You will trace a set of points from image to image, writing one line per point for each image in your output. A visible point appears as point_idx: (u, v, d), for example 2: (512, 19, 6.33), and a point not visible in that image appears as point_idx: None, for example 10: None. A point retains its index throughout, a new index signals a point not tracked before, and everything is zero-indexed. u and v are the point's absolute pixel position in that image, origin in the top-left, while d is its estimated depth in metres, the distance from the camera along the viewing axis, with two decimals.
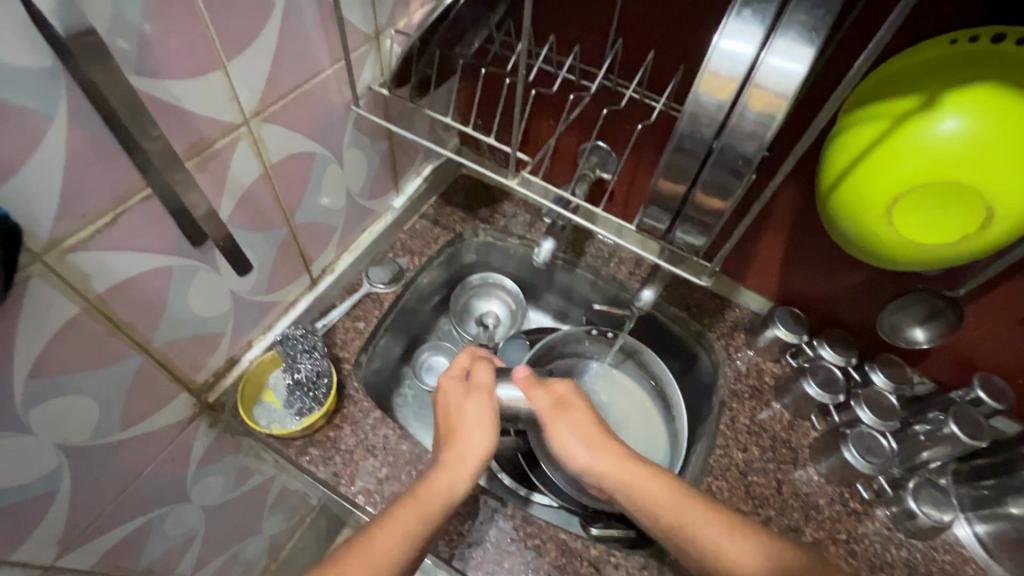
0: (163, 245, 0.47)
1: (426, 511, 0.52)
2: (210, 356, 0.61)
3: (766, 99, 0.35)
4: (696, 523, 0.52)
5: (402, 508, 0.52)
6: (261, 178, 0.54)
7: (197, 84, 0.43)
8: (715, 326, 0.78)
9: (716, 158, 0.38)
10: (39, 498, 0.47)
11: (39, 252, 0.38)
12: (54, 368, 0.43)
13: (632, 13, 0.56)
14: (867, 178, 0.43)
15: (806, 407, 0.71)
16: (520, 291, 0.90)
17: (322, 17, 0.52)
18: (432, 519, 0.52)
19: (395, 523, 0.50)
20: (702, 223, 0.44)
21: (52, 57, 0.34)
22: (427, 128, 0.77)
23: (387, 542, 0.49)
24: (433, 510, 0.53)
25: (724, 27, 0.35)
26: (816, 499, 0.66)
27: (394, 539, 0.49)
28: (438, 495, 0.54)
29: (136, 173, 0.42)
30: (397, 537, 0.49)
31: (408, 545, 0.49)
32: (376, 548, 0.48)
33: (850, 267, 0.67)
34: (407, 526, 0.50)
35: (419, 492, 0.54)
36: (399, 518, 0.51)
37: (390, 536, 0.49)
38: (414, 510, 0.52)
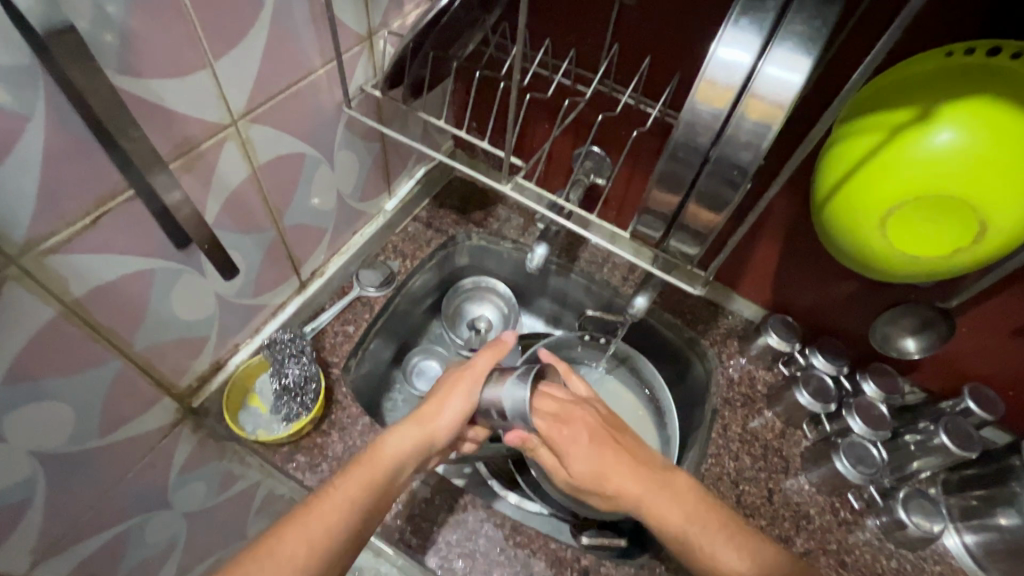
0: (145, 247, 0.45)
1: (373, 478, 0.50)
2: (194, 360, 0.59)
3: (762, 110, 0.34)
4: (715, 541, 0.50)
5: (348, 479, 0.49)
6: (249, 179, 0.53)
7: (182, 83, 0.42)
8: (709, 333, 0.78)
9: (711, 167, 0.38)
10: (13, 507, 0.45)
11: (15, 255, 0.37)
12: (30, 371, 0.41)
13: (628, 19, 0.55)
14: (860, 191, 0.43)
15: (797, 416, 0.71)
16: (511, 294, 0.89)
17: (314, 16, 0.51)
18: (381, 488, 0.50)
19: (340, 496, 0.47)
20: (696, 232, 0.43)
21: (30, 55, 0.32)
22: (420, 130, 0.76)
23: (329, 515, 0.46)
24: (378, 480, 0.50)
25: (722, 35, 0.34)
26: (807, 508, 0.66)
27: (339, 515, 0.46)
28: (390, 460, 0.52)
29: (118, 174, 0.40)
30: (340, 509, 0.47)
31: (351, 519, 0.47)
32: (317, 520, 0.45)
33: (843, 278, 0.67)
34: (352, 495, 0.48)
35: (366, 460, 0.51)
36: (342, 489, 0.48)
37: (334, 506, 0.47)
38: (361, 478, 0.50)
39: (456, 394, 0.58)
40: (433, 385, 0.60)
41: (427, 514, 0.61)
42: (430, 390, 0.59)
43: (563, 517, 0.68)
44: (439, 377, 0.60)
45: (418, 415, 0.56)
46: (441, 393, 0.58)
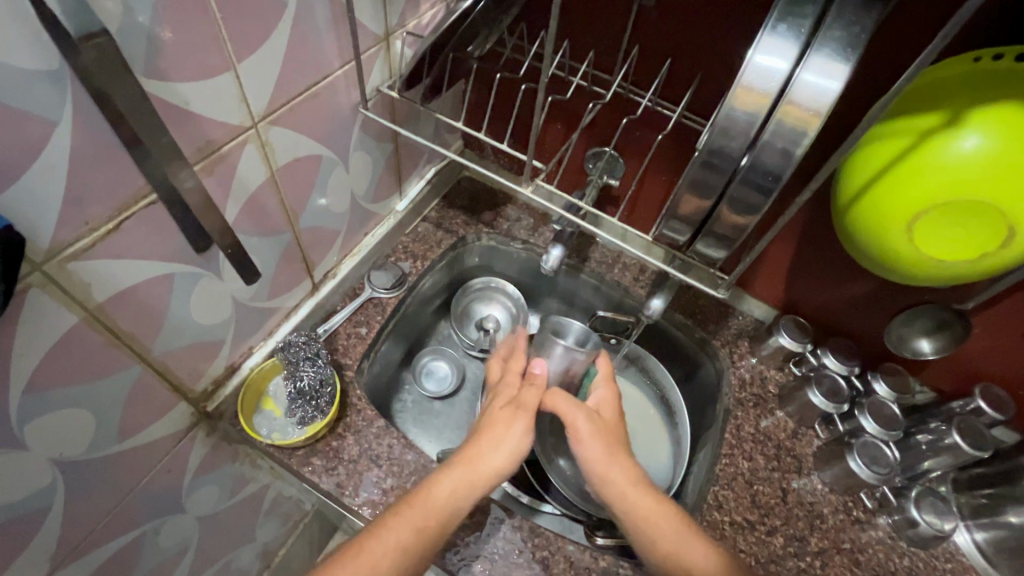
0: (166, 252, 0.45)
1: (421, 526, 0.50)
2: (210, 365, 0.59)
3: (799, 116, 0.34)
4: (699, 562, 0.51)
5: (404, 517, 0.50)
6: (267, 182, 0.52)
7: (207, 85, 0.41)
8: (720, 334, 0.79)
9: (744, 174, 0.38)
10: (32, 514, 0.45)
11: (39, 261, 0.36)
12: (52, 379, 0.41)
13: (648, 20, 0.55)
14: (886, 196, 0.43)
15: (809, 415, 0.71)
16: (521, 295, 0.88)
17: (335, 17, 0.50)
18: (430, 535, 0.50)
19: (391, 535, 0.49)
20: (725, 237, 0.43)
21: (60, 59, 0.32)
22: (432, 130, 0.75)
23: (381, 554, 0.48)
24: (432, 524, 0.50)
25: (759, 41, 0.34)
26: (821, 508, 0.66)
27: (392, 552, 0.48)
28: (447, 503, 0.51)
29: (142, 179, 0.40)
30: (394, 545, 0.48)
31: (404, 553, 0.49)
32: (371, 556, 0.48)
33: (857, 278, 0.67)
34: (406, 534, 0.49)
35: (422, 497, 0.51)
36: (395, 527, 0.49)
37: (388, 546, 0.48)
38: (408, 525, 0.50)
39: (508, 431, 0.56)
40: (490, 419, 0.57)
41: None
42: (490, 430, 0.56)
43: (575, 518, 0.68)
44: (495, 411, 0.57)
45: (478, 457, 0.54)
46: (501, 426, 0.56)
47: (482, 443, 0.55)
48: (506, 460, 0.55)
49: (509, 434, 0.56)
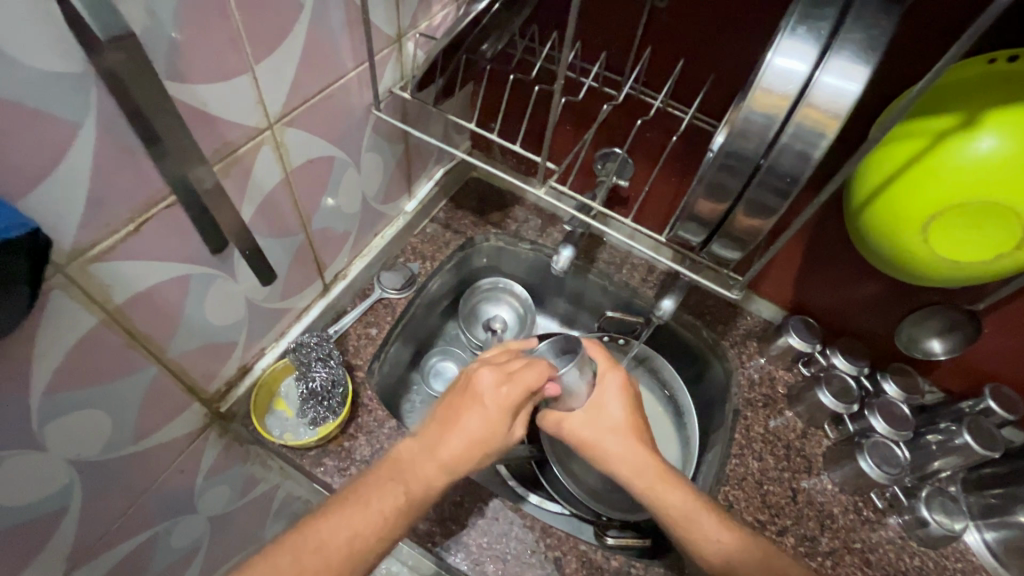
0: (184, 253, 0.45)
1: (401, 502, 0.48)
2: (223, 366, 0.59)
3: (819, 118, 0.35)
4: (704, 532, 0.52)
5: (382, 492, 0.48)
6: (281, 183, 0.53)
7: (225, 88, 0.41)
8: (728, 334, 0.79)
9: (762, 176, 0.38)
10: (51, 514, 0.45)
11: (62, 263, 0.36)
12: (71, 381, 0.41)
13: (660, 21, 0.56)
14: (900, 198, 0.43)
15: (819, 416, 0.71)
16: (528, 296, 0.89)
17: (349, 20, 0.50)
18: (407, 511, 0.48)
19: (361, 508, 0.46)
20: (740, 239, 0.43)
21: (85, 62, 0.32)
22: (441, 130, 0.75)
23: (347, 532, 0.45)
24: (411, 501, 0.48)
25: (778, 45, 0.35)
26: (831, 508, 0.66)
27: (360, 528, 0.46)
28: (420, 490, 0.49)
29: (162, 181, 0.40)
30: (362, 520, 0.46)
31: (370, 534, 0.46)
32: (334, 532, 0.45)
33: (867, 278, 0.67)
34: (376, 513, 0.47)
35: (394, 472, 0.49)
36: (366, 500, 0.47)
37: (356, 523, 0.46)
38: (389, 498, 0.47)
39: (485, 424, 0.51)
40: (464, 407, 0.52)
41: (457, 517, 0.61)
42: (466, 424, 0.51)
43: (585, 517, 0.70)
44: (473, 401, 0.52)
45: (448, 448, 0.50)
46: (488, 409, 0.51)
47: (457, 435, 0.50)
48: (480, 451, 0.51)
49: (485, 430, 0.51)
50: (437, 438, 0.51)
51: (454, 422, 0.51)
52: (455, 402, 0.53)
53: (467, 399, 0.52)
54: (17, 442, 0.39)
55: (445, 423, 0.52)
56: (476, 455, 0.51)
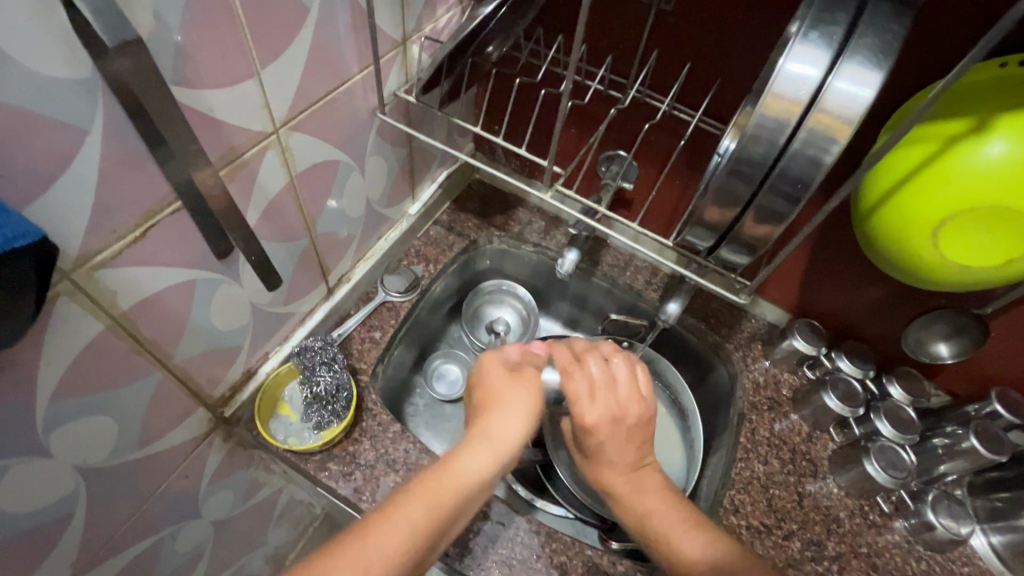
0: (189, 259, 0.45)
1: (438, 496, 0.47)
2: (228, 370, 0.59)
3: (830, 124, 0.34)
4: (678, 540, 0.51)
5: (413, 499, 0.46)
6: (287, 188, 0.52)
7: (232, 92, 0.41)
8: (733, 337, 0.79)
9: (773, 181, 0.38)
10: (56, 521, 0.45)
11: (68, 270, 0.36)
12: (77, 388, 0.41)
13: (666, 24, 0.55)
14: (911, 202, 0.43)
15: (824, 419, 0.71)
16: (532, 299, 0.89)
17: (355, 23, 0.50)
18: (447, 504, 0.47)
19: (409, 511, 0.45)
20: (749, 244, 0.43)
21: (92, 68, 0.32)
22: (445, 133, 0.75)
23: (399, 537, 0.44)
24: (450, 496, 0.47)
25: (791, 50, 0.34)
26: (837, 512, 0.66)
27: (407, 533, 0.44)
28: (472, 475, 0.49)
29: (168, 187, 0.40)
30: (412, 523, 0.45)
31: (422, 532, 0.45)
32: (390, 539, 0.43)
33: (873, 282, 0.67)
34: (428, 512, 0.46)
35: (440, 470, 0.48)
36: (413, 504, 0.46)
37: (406, 525, 0.45)
38: (425, 496, 0.46)
39: (527, 393, 0.56)
40: (491, 382, 0.57)
41: (462, 522, 0.61)
42: (507, 395, 0.55)
43: (589, 521, 0.69)
44: (501, 377, 0.57)
45: (495, 420, 0.53)
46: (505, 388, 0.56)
47: (499, 409, 0.54)
48: (524, 424, 0.54)
49: (528, 398, 0.56)
50: (482, 423, 0.53)
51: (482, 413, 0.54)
52: (483, 384, 0.57)
53: (490, 373, 0.57)
54: (23, 449, 0.39)
55: (486, 405, 0.55)
56: (518, 428, 0.54)
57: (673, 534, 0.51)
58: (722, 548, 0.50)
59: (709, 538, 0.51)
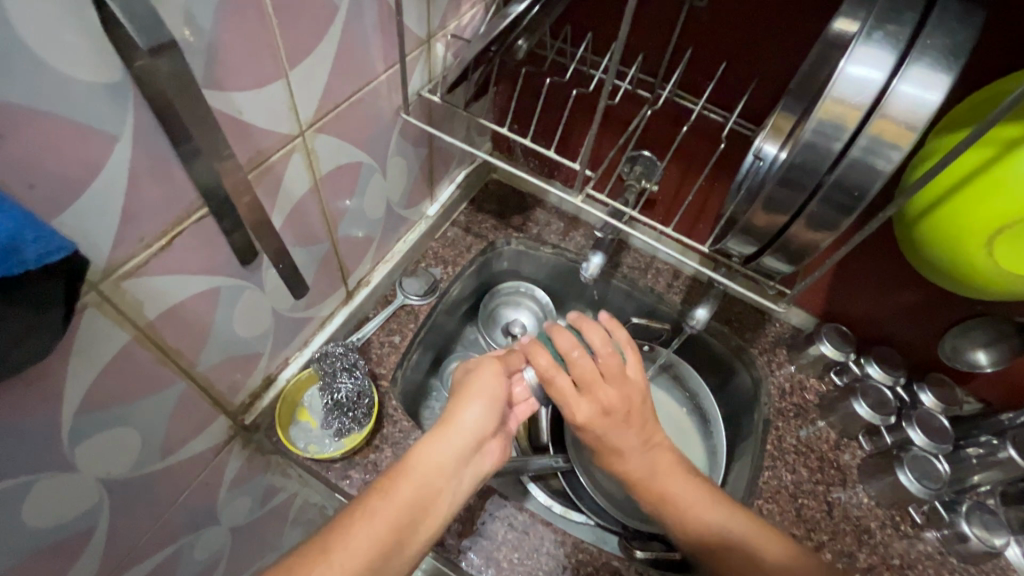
0: (215, 266, 0.43)
1: (402, 497, 0.44)
2: (248, 377, 0.57)
3: (892, 131, 0.33)
4: (703, 509, 0.52)
5: (373, 502, 0.43)
6: (311, 191, 0.51)
7: (261, 94, 0.39)
8: (757, 341, 0.77)
9: (826, 191, 0.36)
10: (80, 535, 0.44)
11: (96, 281, 0.35)
12: (102, 400, 0.40)
13: (700, 21, 0.54)
14: (964, 209, 0.41)
15: (853, 427, 0.70)
16: (549, 301, 0.87)
17: (381, 21, 0.48)
18: (413, 505, 0.44)
19: (368, 515, 0.42)
20: (795, 252, 0.42)
21: (122, 70, 0.30)
22: (464, 132, 0.73)
23: (359, 545, 0.41)
24: (413, 493, 0.45)
25: (852, 52, 0.33)
26: (868, 522, 0.65)
27: (367, 537, 0.41)
28: (432, 469, 0.46)
29: (196, 192, 0.38)
30: (371, 528, 0.42)
31: (386, 535, 0.42)
32: (352, 546, 0.41)
33: (906, 287, 0.65)
34: (389, 516, 0.43)
35: (397, 475, 0.45)
36: (368, 508, 0.43)
37: (364, 532, 0.41)
38: (389, 495, 0.44)
39: (485, 381, 0.51)
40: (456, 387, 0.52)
41: (487, 531, 0.60)
42: (469, 385, 0.51)
43: (608, 527, 0.67)
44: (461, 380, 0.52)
45: (454, 416, 0.49)
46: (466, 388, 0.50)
47: (461, 403, 0.49)
48: (487, 414, 0.50)
49: (496, 388, 0.51)
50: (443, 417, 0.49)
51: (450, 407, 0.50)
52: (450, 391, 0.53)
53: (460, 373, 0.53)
54: (47, 464, 0.38)
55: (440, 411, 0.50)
56: (484, 415, 0.49)
57: (677, 500, 0.53)
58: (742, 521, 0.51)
59: (726, 509, 0.52)
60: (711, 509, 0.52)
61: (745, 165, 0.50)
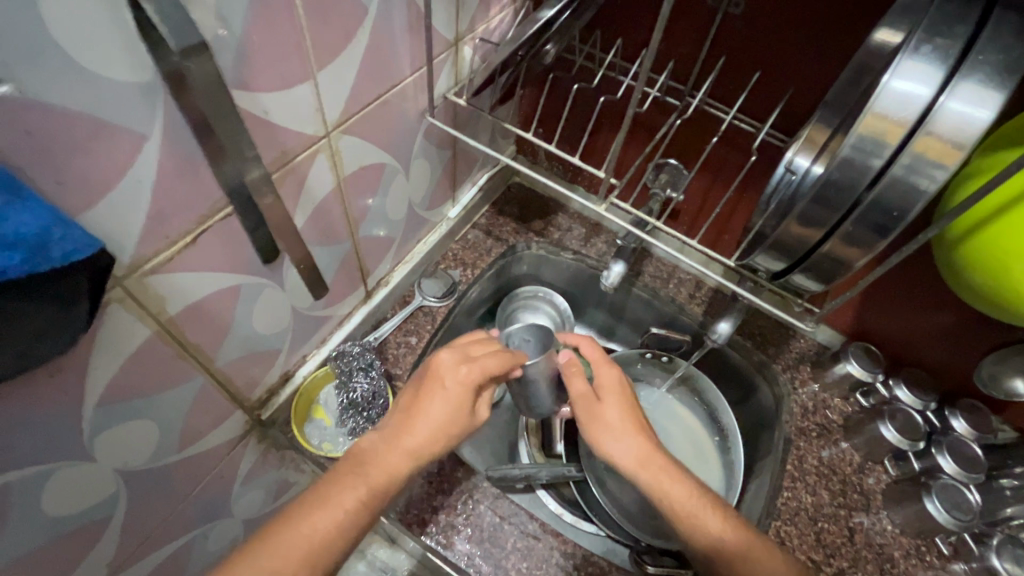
0: (237, 264, 0.44)
1: (367, 492, 0.44)
2: (266, 373, 0.58)
3: (938, 149, 0.32)
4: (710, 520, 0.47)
5: (342, 492, 0.43)
6: (334, 191, 0.51)
7: (288, 95, 0.40)
8: (781, 357, 0.75)
9: (863, 210, 0.35)
10: (96, 523, 0.44)
11: (120, 276, 0.35)
12: (122, 393, 0.40)
13: (733, 29, 0.52)
14: (1012, 230, 0.39)
15: (878, 451, 0.67)
16: (569, 309, 0.84)
17: (411, 25, 0.48)
18: (376, 503, 0.44)
19: (334, 507, 0.42)
20: (827, 271, 0.40)
21: (154, 71, 0.31)
22: (489, 134, 0.73)
23: (321, 529, 0.41)
24: (378, 491, 0.44)
25: (897, 66, 0.32)
26: (891, 551, 0.62)
27: (330, 523, 0.42)
28: (395, 473, 0.45)
29: (220, 191, 0.38)
30: (335, 523, 0.42)
31: (347, 531, 0.42)
32: (311, 533, 0.41)
33: (943, 308, 0.63)
34: (350, 508, 0.43)
35: (366, 469, 0.45)
36: (336, 500, 0.43)
37: (326, 519, 0.42)
38: (357, 489, 0.43)
39: (447, 407, 0.48)
40: (428, 389, 0.49)
41: (496, 539, 0.60)
42: (430, 398, 0.48)
43: (621, 540, 0.64)
44: (438, 387, 0.49)
45: (411, 435, 0.47)
46: (433, 402, 0.48)
47: (420, 420, 0.47)
48: (445, 433, 0.48)
49: (447, 408, 0.48)
50: (411, 419, 0.48)
51: (417, 410, 0.48)
52: (417, 388, 0.50)
53: (430, 380, 0.49)
54: (70, 453, 0.38)
55: (406, 410, 0.48)
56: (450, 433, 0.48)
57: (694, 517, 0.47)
58: (738, 533, 0.47)
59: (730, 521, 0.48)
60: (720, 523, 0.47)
61: (773, 178, 0.48)
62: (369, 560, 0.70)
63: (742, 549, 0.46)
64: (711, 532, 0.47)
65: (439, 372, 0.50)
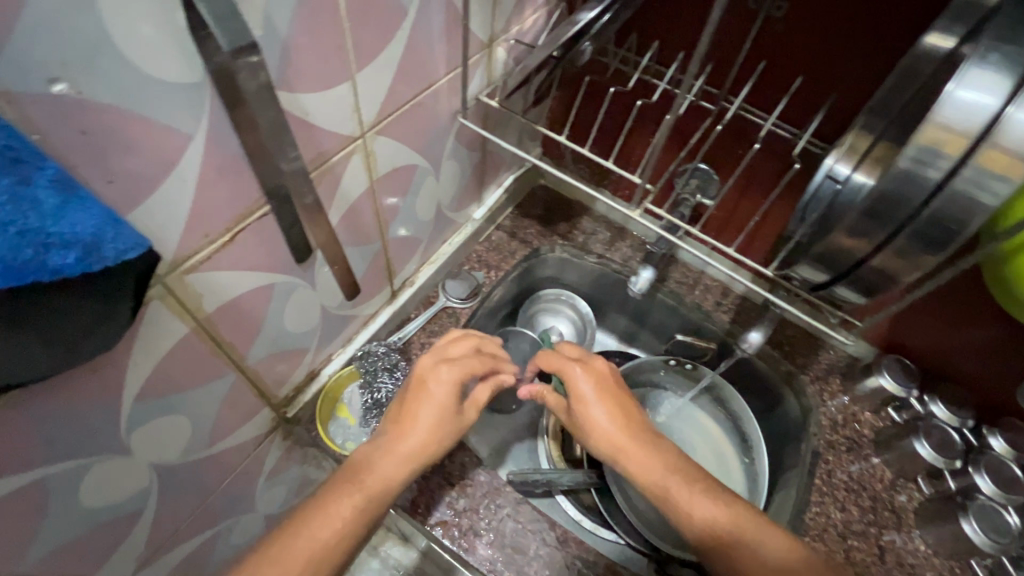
0: (272, 263, 0.44)
1: (362, 497, 0.44)
2: (293, 370, 0.58)
3: (1001, 162, 0.31)
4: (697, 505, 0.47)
5: (339, 501, 0.43)
6: (367, 192, 0.51)
7: (328, 96, 0.40)
8: (809, 368, 0.73)
9: (916, 223, 0.34)
10: (129, 515, 0.45)
11: (161, 274, 0.36)
12: (159, 389, 0.40)
13: (775, 33, 0.51)
14: None
15: (911, 467, 0.65)
16: (590, 311, 0.84)
17: (447, 26, 0.48)
18: (373, 509, 0.44)
19: (331, 515, 0.42)
20: (873, 284, 0.39)
21: (202, 71, 0.31)
22: (517, 136, 0.72)
23: (320, 538, 0.41)
24: (374, 494, 0.44)
25: (962, 75, 0.31)
26: (923, 572, 0.61)
27: (328, 532, 0.41)
28: (390, 478, 0.46)
29: (259, 190, 0.38)
30: (333, 530, 0.42)
31: (346, 538, 0.42)
32: (310, 544, 0.41)
33: (985, 323, 0.61)
34: (348, 514, 0.43)
35: (359, 476, 0.45)
36: (333, 506, 0.42)
37: (325, 528, 0.41)
38: (352, 496, 0.43)
39: (438, 411, 0.49)
40: (417, 397, 0.49)
41: (518, 544, 0.60)
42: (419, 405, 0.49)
43: (637, 547, 0.62)
44: (426, 395, 0.49)
45: (405, 442, 0.47)
46: (421, 408, 0.48)
47: (410, 429, 0.48)
48: (439, 436, 0.49)
49: (437, 414, 0.49)
50: (400, 425, 0.48)
51: (407, 418, 0.48)
52: (404, 397, 0.50)
53: (418, 388, 0.50)
54: (107, 447, 0.39)
55: (396, 421, 0.49)
56: (443, 435, 0.49)
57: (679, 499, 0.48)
58: (734, 512, 0.47)
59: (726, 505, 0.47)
60: (712, 508, 0.47)
61: (812, 182, 0.46)
62: (384, 558, 0.70)
63: (740, 531, 0.46)
64: (699, 516, 0.47)
65: (425, 379, 0.51)
